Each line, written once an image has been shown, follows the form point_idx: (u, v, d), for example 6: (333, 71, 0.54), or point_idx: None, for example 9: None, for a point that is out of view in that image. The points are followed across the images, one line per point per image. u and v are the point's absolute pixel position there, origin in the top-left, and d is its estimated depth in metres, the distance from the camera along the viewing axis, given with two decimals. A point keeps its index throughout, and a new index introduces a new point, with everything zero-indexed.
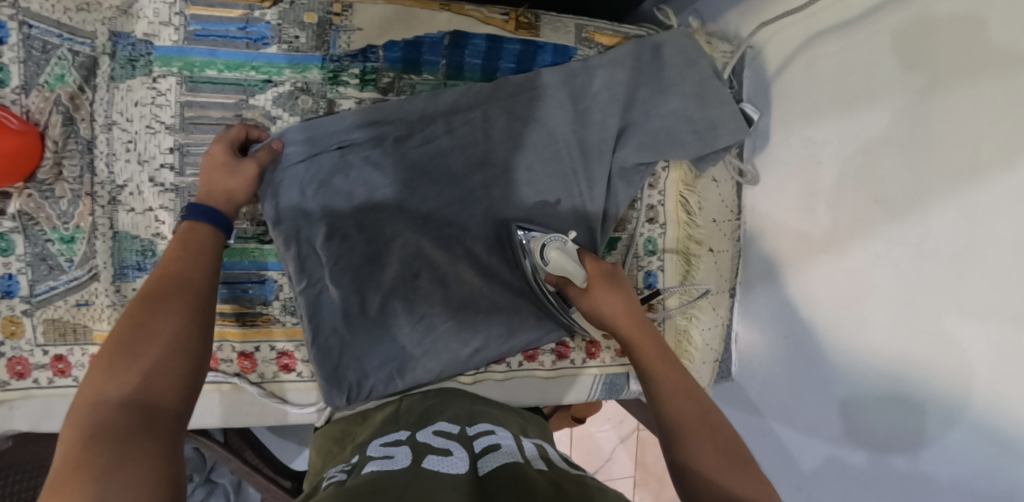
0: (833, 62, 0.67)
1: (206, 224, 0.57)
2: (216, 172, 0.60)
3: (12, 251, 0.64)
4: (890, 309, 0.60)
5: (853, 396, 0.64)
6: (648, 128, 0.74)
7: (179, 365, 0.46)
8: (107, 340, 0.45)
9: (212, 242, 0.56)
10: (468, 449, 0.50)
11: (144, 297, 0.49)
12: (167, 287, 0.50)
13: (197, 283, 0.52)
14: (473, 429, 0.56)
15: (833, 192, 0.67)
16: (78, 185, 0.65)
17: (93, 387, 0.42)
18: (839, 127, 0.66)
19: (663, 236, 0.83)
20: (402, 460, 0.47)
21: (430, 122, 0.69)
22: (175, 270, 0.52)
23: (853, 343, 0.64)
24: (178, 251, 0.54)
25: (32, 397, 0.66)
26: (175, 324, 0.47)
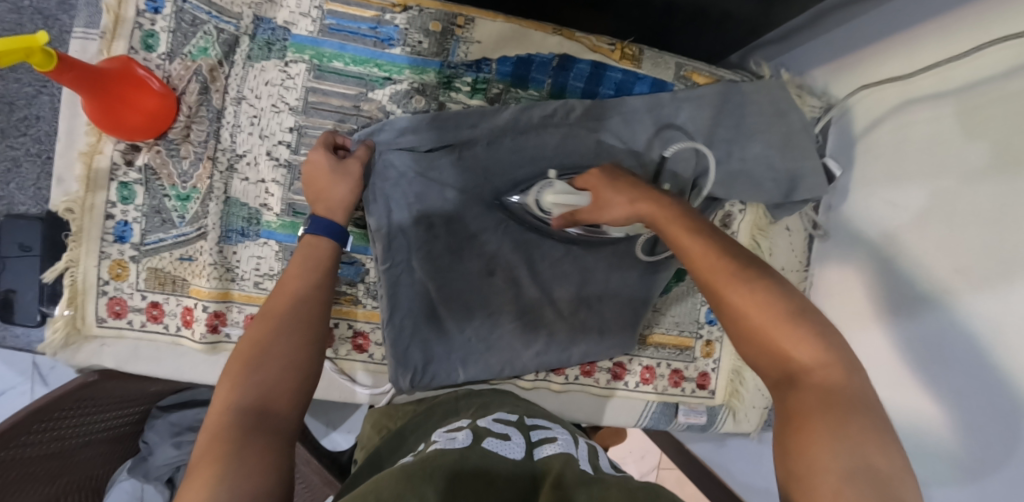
0: (924, 134, 0.70)
1: (327, 241, 0.62)
2: (326, 177, 0.63)
3: (132, 201, 0.69)
4: (963, 358, 0.63)
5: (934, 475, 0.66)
6: (729, 169, 0.77)
7: (292, 381, 0.51)
8: (237, 351, 0.52)
9: (335, 257, 0.62)
10: (525, 436, 0.54)
11: (264, 312, 0.55)
12: (284, 308, 0.56)
13: (311, 300, 0.57)
14: (530, 420, 0.60)
15: (911, 255, 0.70)
16: (202, 149, 0.69)
17: (225, 388, 0.49)
18: (923, 198, 0.69)
19: None
20: (464, 441, 0.50)
21: (524, 133, 0.71)
22: (292, 291, 0.57)
23: (935, 422, 0.66)
24: (298, 265, 0.60)
25: (123, 337, 0.70)
26: (288, 345, 0.53)
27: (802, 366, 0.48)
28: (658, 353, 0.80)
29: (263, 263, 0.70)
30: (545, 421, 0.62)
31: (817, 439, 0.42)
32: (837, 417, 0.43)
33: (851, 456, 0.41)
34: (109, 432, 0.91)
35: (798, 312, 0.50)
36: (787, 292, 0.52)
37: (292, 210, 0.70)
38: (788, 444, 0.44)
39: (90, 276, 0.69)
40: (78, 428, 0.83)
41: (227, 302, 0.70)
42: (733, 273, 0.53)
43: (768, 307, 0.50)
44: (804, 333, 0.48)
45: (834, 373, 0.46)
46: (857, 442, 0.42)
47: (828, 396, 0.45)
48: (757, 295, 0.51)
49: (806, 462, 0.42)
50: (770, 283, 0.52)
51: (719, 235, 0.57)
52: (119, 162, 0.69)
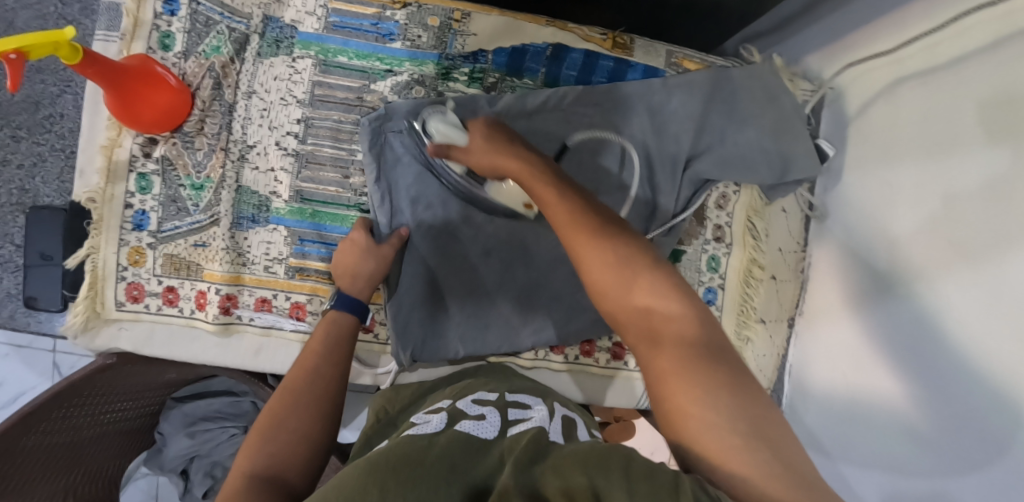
0: (920, 110, 0.70)
1: (344, 315, 0.67)
2: (359, 256, 0.70)
3: (149, 191, 0.73)
4: (956, 334, 0.61)
5: (899, 460, 0.65)
6: (721, 152, 0.78)
7: (304, 452, 0.53)
8: (256, 425, 0.55)
9: (353, 335, 0.67)
10: (501, 415, 0.54)
11: (283, 389, 0.59)
12: (303, 379, 0.60)
13: (329, 379, 0.61)
14: (512, 397, 0.61)
15: (911, 233, 0.69)
16: (215, 140, 0.73)
17: (245, 458, 0.51)
18: (921, 173, 0.69)
19: (728, 255, 0.83)
20: (437, 424, 0.52)
21: (519, 120, 0.74)
22: (312, 366, 0.61)
23: (899, 417, 0.66)
24: (316, 346, 0.64)
25: (140, 320, 0.74)
26: (304, 413, 0.56)
27: (664, 321, 0.47)
28: None
29: (272, 248, 0.73)
30: (527, 396, 0.63)
31: (692, 405, 0.41)
32: (705, 374, 0.43)
33: (722, 410, 0.40)
34: (129, 423, 0.95)
35: (650, 270, 0.51)
36: (638, 246, 0.53)
37: (300, 197, 0.73)
38: (665, 409, 0.43)
39: (110, 263, 0.73)
40: (99, 417, 0.87)
41: (238, 285, 0.73)
42: (591, 231, 0.53)
43: (621, 263, 0.51)
44: (662, 291, 0.49)
45: (686, 327, 0.47)
46: (730, 400, 0.41)
47: (687, 350, 0.45)
48: (615, 261, 0.51)
49: (684, 425, 0.41)
50: (632, 247, 0.52)
51: (580, 194, 0.58)
52: (138, 153, 0.73)
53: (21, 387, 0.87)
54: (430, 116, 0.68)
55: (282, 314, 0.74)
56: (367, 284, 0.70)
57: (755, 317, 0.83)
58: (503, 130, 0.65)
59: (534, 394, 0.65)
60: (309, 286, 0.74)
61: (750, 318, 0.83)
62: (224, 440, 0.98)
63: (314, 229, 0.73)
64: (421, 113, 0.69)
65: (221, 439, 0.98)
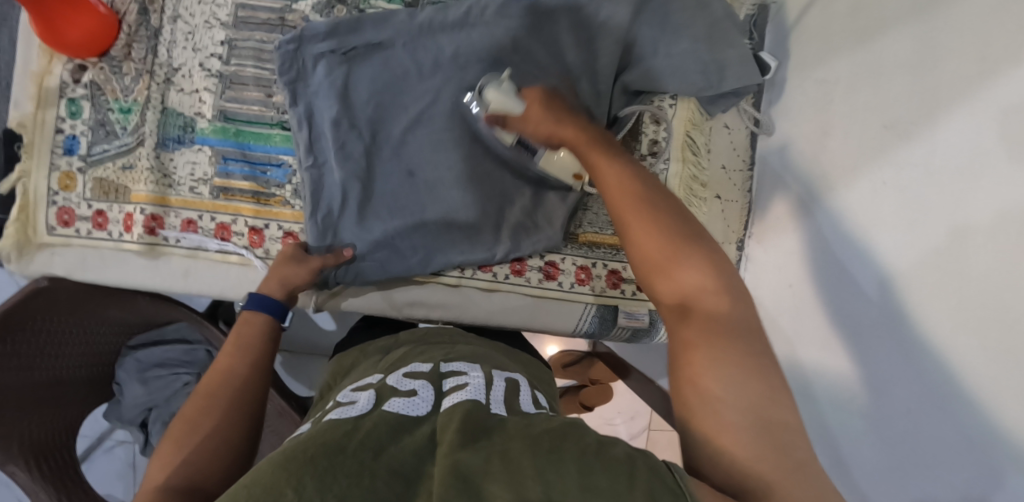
0: (851, 2, 0.68)
1: (263, 316, 0.66)
2: (285, 260, 0.70)
3: (80, 116, 0.74)
4: (886, 217, 0.60)
5: (838, 387, 0.64)
6: (653, 65, 0.77)
7: (223, 457, 0.51)
8: (168, 438, 0.52)
9: (270, 334, 0.65)
10: (434, 387, 0.51)
11: (200, 396, 0.56)
12: (217, 386, 0.57)
13: (246, 380, 0.59)
14: (445, 367, 0.56)
15: (846, 128, 0.67)
16: (142, 65, 0.74)
17: (157, 473, 0.49)
18: (851, 64, 0.67)
19: (666, 172, 0.79)
20: (364, 405, 0.47)
21: (440, 32, 0.74)
22: (227, 370, 0.59)
23: (851, 385, 0.63)
24: (236, 346, 0.62)
25: (72, 245, 0.75)
26: (222, 421, 0.54)
27: (697, 296, 0.47)
28: (593, 252, 0.80)
29: (197, 168, 0.74)
30: (463, 363, 0.57)
31: (704, 373, 0.42)
32: (729, 346, 0.43)
33: (734, 380, 0.41)
34: (81, 370, 0.95)
35: (686, 243, 0.50)
36: (686, 224, 0.52)
37: (224, 116, 0.74)
38: (680, 373, 0.44)
39: (41, 187, 0.74)
40: (47, 358, 0.88)
41: (164, 206, 0.73)
42: (636, 205, 0.53)
43: (659, 240, 0.51)
44: (699, 269, 0.48)
45: (719, 306, 0.46)
46: (745, 367, 0.42)
47: (715, 324, 0.45)
48: (650, 232, 0.51)
49: (698, 390, 0.42)
50: (667, 218, 0.52)
51: (636, 164, 0.58)
52: (68, 80, 0.74)
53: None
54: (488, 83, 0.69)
55: (207, 234, 0.74)
56: (281, 286, 0.69)
57: None
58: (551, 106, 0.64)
59: (474, 361, 0.59)
60: (229, 203, 0.74)
61: None
62: (178, 389, 0.99)
63: (237, 147, 0.74)
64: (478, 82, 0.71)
65: (176, 387, 0.99)
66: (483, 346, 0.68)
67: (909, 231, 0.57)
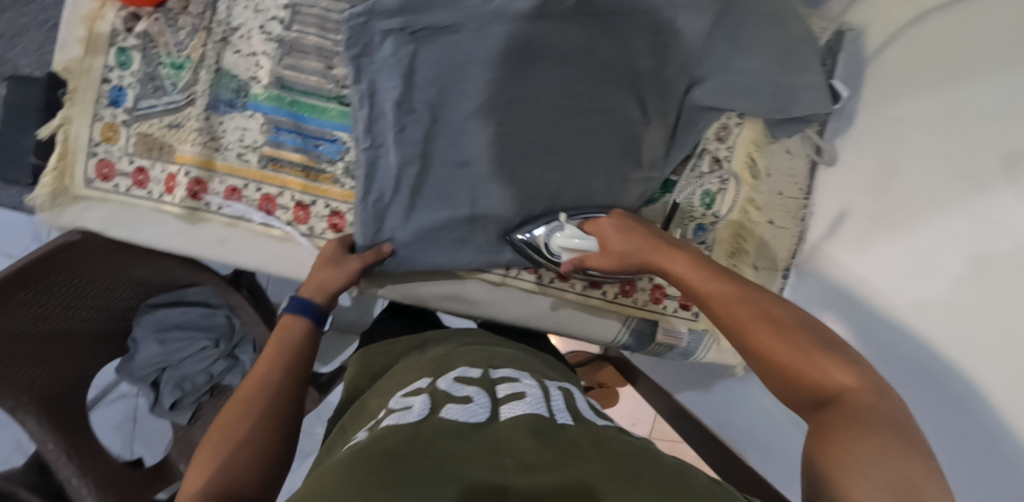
0: (937, 40, 0.66)
1: (301, 319, 0.64)
2: (323, 265, 0.68)
3: (129, 67, 0.71)
4: (954, 275, 0.59)
5: None
6: (725, 79, 0.74)
7: (259, 464, 0.50)
8: (206, 441, 0.51)
9: (309, 339, 0.64)
10: (489, 394, 0.50)
11: (237, 399, 0.55)
12: (255, 391, 0.56)
13: (284, 384, 0.58)
14: (495, 374, 0.56)
15: (914, 171, 0.65)
16: (198, 20, 0.71)
17: (197, 479, 0.48)
18: (931, 105, 0.64)
19: (723, 192, 0.78)
20: (421, 411, 0.46)
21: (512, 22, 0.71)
22: (266, 373, 0.58)
23: None
24: (275, 348, 0.61)
25: (108, 200, 0.72)
26: (260, 425, 0.53)
27: (834, 393, 0.45)
28: None
29: (247, 135, 0.71)
30: (516, 373, 0.57)
31: (843, 453, 0.39)
32: (871, 433, 0.40)
33: (878, 460, 0.38)
34: (97, 323, 0.93)
35: (809, 340, 0.48)
36: (811, 327, 0.50)
37: (280, 84, 0.71)
38: (815, 459, 0.41)
39: (82, 136, 0.71)
40: (67, 309, 0.85)
41: (209, 171, 0.71)
42: (750, 311, 0.52)
43: (780, 338, 0.49)
44: (827, 363, 0.46)
45: (859, 397, 0.44)
46: (892, 450, 0.39)
47: (854, 414, 0.42)
48: (771, 334, 0.49)
49: (839, 474, 0.39)
50: (789, 320, 0.50)
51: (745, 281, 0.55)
52: (120, 28, 0.71)
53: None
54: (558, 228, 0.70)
55: (252, 205, 0.72)
56: (323, 291, 0.67)
57: (749, 261, 0.80)
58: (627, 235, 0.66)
59: (520, 368, 0.59)
60: (277, 174, 0.71)
61: (743, 262, 0.79)
62: (194, 353, 0.97)
63: (291, 118, 0.71)
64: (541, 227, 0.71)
65: (191, 351, 0.97)
66: (519, 352, 0.67)
67: (978, 292, 0.56)
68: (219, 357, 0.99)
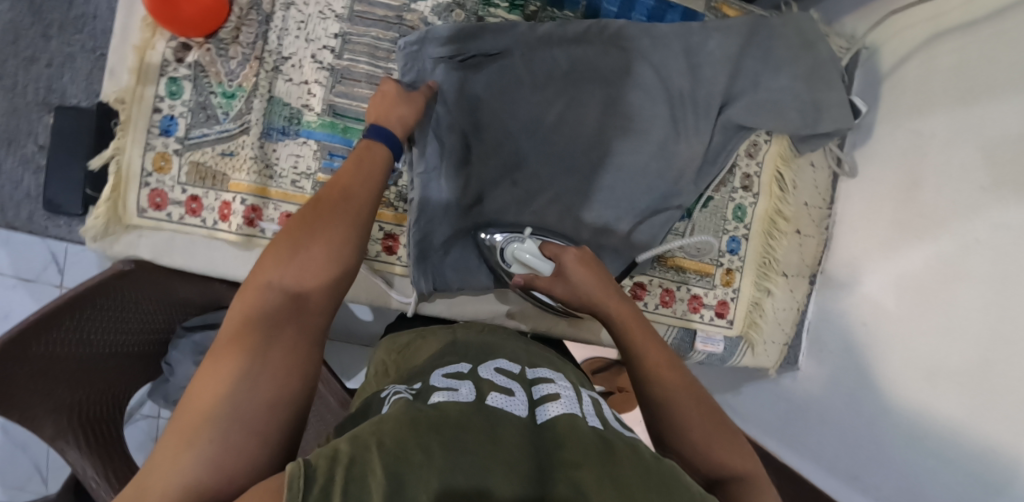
0: (955, 59, 0.70)
1: (379, 145, 0.61)
2: (393, 101, 0.66)
3: (180, 96, 0.72)
4: (981, 279, 0.63)
5: (904, 426, 0.69)
6: (755, 98, 0.78)
7: (328, 278, 0.49)
8: (291, 219, 0.51)
9: (386, 166, 0.60)
10: (527, 393, 0.42)
11: (314, 200, 0.54)
12: (338, 199, 0.54)
13: (362, 199, 0.55)
14: (533, 373, 0.48)
15: (942, 181, 0.69)
16: (249, 49, 0.72)
17: (267, 267, 0.47)
18: (952, 121, 0.69)
19: (754, 205, 0.83)
20: (470, 395, 0.40)
21: (556, 48, 0.75)
22: (344, 182, 0.56)
23: (915, 425, 0.68)
24: (355, 159, 0.58)
25: (161, 228, 0.72)
26: (337, 235, 0.51)
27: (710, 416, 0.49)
28: (679, 276, 0.81)
29: (301, 162, 0.73)
30: (551, 372, 0.49)
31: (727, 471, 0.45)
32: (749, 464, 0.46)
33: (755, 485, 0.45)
34: (135, 346, 0.93)
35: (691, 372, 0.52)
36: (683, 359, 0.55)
37: (332, 111, 0.73)
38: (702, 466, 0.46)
39: (134, 166, 0.71)
40: (107, 333, 0.85)
41: (264, 198, 0.72)
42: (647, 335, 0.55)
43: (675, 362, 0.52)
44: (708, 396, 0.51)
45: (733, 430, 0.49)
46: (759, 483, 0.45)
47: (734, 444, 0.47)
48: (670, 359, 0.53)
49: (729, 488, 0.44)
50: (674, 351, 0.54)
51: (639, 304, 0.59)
52: (170, 58, 0.72)
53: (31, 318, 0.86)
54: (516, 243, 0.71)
55: None
56: (399, 127, 0.65)
57: (778, 270, 0.83)
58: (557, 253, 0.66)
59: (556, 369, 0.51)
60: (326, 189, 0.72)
61: (773, 271, 0.83)
62: None
63: (344, 144, 0.73)
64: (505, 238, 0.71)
65: None
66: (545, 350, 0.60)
67: (1007, 295, 0.59)
68: None
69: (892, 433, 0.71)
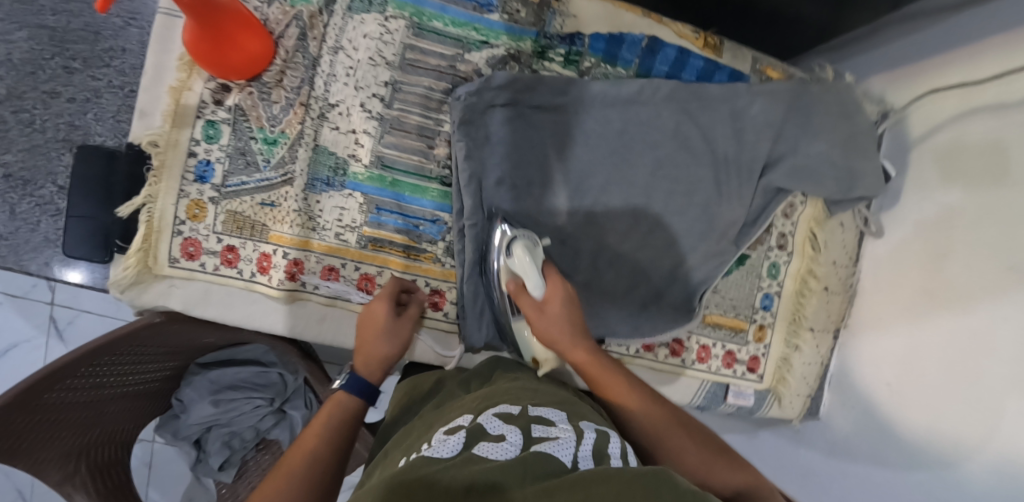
0: (985, 139, 0.72)
1: (348, 397, 0.60)
2: (375, 333, 0.64)
3: (217, 140, 0.68)
4: (1001, 354, 0.67)
5: (925, 485, 0.72)
6: (795, 162, 0.79)
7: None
8: (253, 498, 0.48)
9: (355, 418, 0.59)
10: (522, 432, 0.45)
11: (280, 472, 0.51)
12: (302, 466, 0.52)
13: (329, 464, 0.54)
14: (535, 410, 0.50)
15: (965, 257, 0.73)
16: (294, 94, 0.69)
17: None
18: (978, 202, 0.72)
19: (787, 264, 0.86)
20: (454, 446, 0.44)
21: (609, 106, 0.74)
22: (310, 447, 0.54)
23: (934, 486, 0.71)
24: (315, 428, 0.56)
25: (194, 279, 0.68)
26: (302, 498, 0.49)
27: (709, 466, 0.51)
28: (715, 333, 0.83)
29: (346, 215, 0.70)
30: (551, 409, 0.50)
31: None
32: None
33: None
34: (145, 387, 0.87)
35: (677, 423, 0.55)
36: (678, 411, 0.58)
37: (380, 163, 0.70)
38: None
39: (168, 214, 0.67)
40: (120, 377, 0.80)
41: (306, 251, 0.69)
42: (632, 399, 0.57)
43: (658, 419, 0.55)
44: (704, 446, 0.53)
45: (736, 472, 0.51)
46: None
47: (744, 491, 0.49)
48: (655, 414, 0.56)
49: None
50: (657, 401, 0.58)
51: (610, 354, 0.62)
52: (208, 100, 0.68)
53: (18, 336, 0.88)
54: (520, 238, 0.65)
55: (350, 284, 0.71)
56: (378, 367, 0.63)
57: (805, 326, 0.86)
58: (545, 310, 0.62)
59: (561, 407, 0.52)
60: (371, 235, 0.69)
61: (800, 327, 0.86)
62: (246, 412, 0.93)
63: (393, 198, 0.71)
64: (514, 231, 0.65)
65: (245, 410, 0.92)
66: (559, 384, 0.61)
67: None
68: (269, 414, 0.94)
69: (910, 490, 0.73)
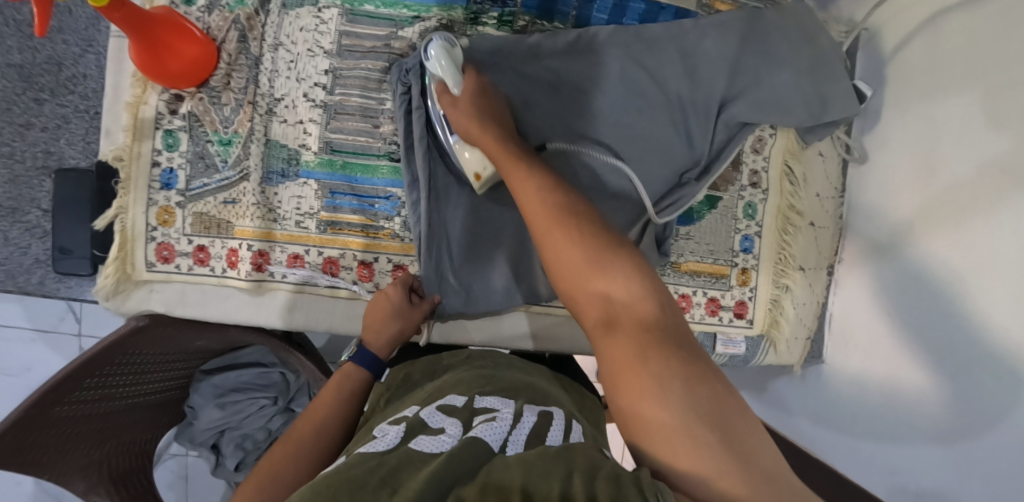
0: (963, 39, 0.67)
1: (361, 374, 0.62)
2: (388, 315, 0.67)
3: (177, 147, 0.72)
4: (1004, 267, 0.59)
5: (930, 419, 0.65)
6: (757, 94, 0.76)
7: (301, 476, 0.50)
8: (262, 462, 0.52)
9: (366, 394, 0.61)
10: (463, 425, 0.42)
11: (290, 439, 0.54)
12: (309, 435, 0.55)
13: (336, 433, 0.56)
14: (481, 401, 0.47)
15: (963, 168, 0.66)
16: (242, 94, 0.72)
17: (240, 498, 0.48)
18: (966, 108, 0.66)
19: (764, 202, 0.83)
20: (392, 439, 0.41)
21: (549, 63, 0.74)
22: (321, 415, 0.57)
23: (939, 418, 0.64)
24: (330, 397, 0.59)
25: (172, 281, 0.72)
26: (305, 464, 0.52)
27: (615, 311, 0.44)
28: (694, 281, 0.81)
29: (303, 203, 0.72)
30: (499, 399, 0.48)
31: (643, 397, 0.38)
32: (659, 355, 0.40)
33: (672, 402, 0.37)
34: (158, 396, 0.92)
35: (594, 242, 0.48)
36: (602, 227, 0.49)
37: (329, 148, 0.72)
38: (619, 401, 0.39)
39: (139, 222, 0.71)
40: (127, 387, 0.85)
41: (270, 242, 0.72)
42: (555, 214, 0.50)
43: (566, 236, 0.48)
44: (623, 279, 0.45)
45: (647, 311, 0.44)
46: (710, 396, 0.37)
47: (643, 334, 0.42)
48: (572, 238, 0.48)
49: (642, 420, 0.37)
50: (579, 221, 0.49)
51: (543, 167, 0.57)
52: (164, 111, 0.72)
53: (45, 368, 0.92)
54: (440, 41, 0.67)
55: (316, 269, 0.73)
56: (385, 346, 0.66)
57: (794, 265, 0.82)
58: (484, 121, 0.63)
59: (509, 394, 0.50)
60: (328, 219, 0.71)
61: (788, 266, 0.82)
62: (254, 412, 0.97)
63: (345, 181, 0.73)
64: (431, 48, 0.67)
65: (251, 410, 0.96)
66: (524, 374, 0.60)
67: None
68: (276, 412, 0.99)
69: (917, 426, 0.67)
